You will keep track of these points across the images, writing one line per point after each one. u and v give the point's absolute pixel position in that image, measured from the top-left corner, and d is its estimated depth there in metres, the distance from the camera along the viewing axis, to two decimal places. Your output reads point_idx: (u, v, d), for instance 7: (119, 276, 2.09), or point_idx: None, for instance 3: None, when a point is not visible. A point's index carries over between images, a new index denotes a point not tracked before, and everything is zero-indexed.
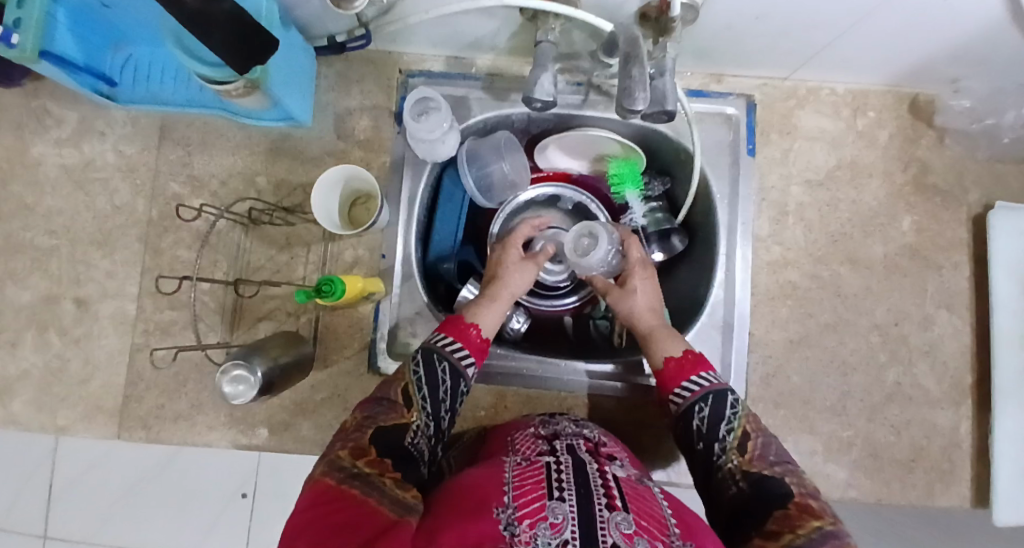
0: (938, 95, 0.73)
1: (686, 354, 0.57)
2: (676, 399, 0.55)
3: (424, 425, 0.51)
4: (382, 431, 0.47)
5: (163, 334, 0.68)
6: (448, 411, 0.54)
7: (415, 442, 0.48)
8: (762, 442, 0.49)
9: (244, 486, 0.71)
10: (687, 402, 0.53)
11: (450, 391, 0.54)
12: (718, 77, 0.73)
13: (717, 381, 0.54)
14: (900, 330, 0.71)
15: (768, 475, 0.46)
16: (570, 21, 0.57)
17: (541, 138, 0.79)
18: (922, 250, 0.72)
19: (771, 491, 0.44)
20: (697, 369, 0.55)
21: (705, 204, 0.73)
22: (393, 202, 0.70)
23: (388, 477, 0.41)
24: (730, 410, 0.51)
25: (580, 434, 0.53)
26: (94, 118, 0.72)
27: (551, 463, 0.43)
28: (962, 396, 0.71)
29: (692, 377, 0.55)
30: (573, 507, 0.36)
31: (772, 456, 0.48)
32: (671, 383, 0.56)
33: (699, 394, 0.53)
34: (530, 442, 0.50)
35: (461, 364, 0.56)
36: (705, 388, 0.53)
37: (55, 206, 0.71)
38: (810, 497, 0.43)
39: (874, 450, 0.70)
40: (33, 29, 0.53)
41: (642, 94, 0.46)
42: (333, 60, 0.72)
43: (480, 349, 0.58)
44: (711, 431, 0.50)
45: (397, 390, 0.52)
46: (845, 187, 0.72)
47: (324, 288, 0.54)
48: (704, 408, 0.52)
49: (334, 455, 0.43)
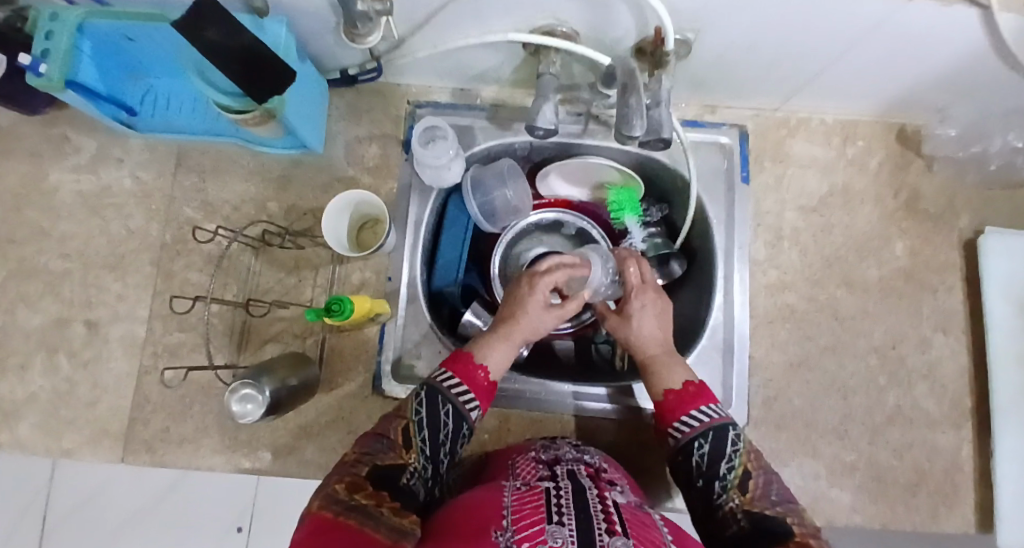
0: (924, 124, 0.76)
1: (686, 387, 0.56)
2: (675, 433, 0.54)
3: (421, 468, 0.51)
4: (379, 470, 0.47)
5: (171, 355, 0.69)
6: (447, 453, 0.54)
7: (411, 482, 0.49)
8: (763, 480, 0.50)
9: (239, 520, 0.70)
10: (686, 437, 0.53)
11: (451, 435, 0.54)
12: (712, 108, 0.76)
13: (721, 415, 0.54)
14: (898, 352, 0.72)
15: (769, 515, 0.47)
16: (570, 55, 0.61)
17: (543, 166, 0.82)
18: (915, 273, 0.74)
19: (770, 530, 0.45)
20: (696, 401, 0.55)
21: (703, 228, 0.75)
22: (400, 225, 0.72)
23: (385, 508, 0.42)
24: (731, 447, 0.51)
25: (581, 460, 0.54)
26: (112, 146, 0.74)
27: (551, 489, 0.43)
28: (963, 418, 0.71)
29: (694, 410, 0.54)
30: (573, 532, 0.36)
31: (774, 496, 0.49)
32: (670, 415, 0.55)
33: (699, 430, 0.53)
34: (531, 467, 0.51)
35: (465, 408, 0.55)
36: (706, 423, 0.53)
37: (70, 230, 0.73)
38: (811, 536, 0.44)
39: (877, 474, 0.70)
40: (60, 60, 0.55)
41: (640, 122, 0.48)
42: (345, 91, 0.75)
43: (485, 390, 0.57)
44: (711, 469, 0.51)
45: (398, 430, 0.52)
46: (838, 212, 0.75)
47: (333, 307, 0.56)
48: (704, 444, 0.52)
49: (331, 488, 0.43)
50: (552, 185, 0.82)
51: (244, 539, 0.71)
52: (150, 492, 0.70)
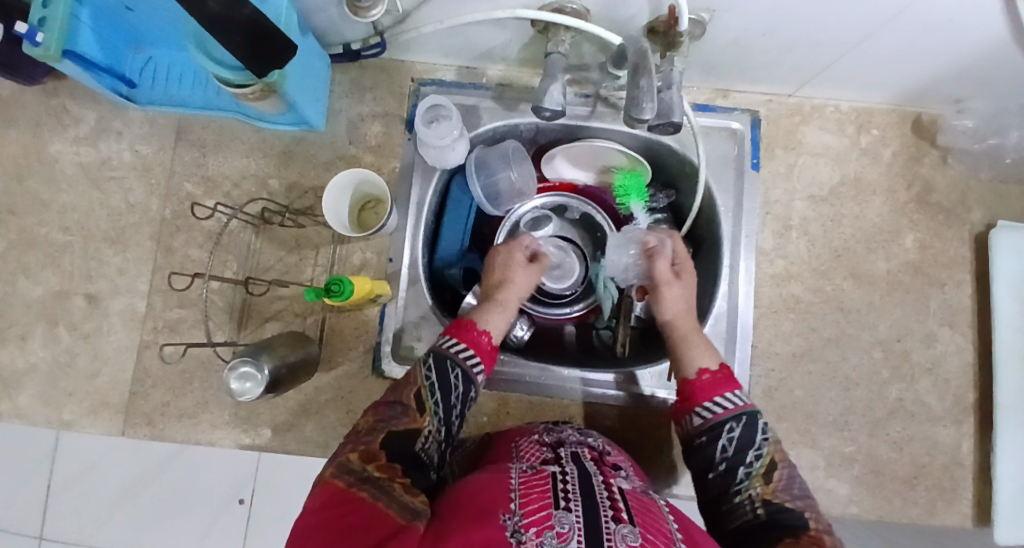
0: (941, 115, 0.74)
1: (720, 369, 0.57)
2: (700, 415, 0.54)
3: (435, 431, 0.53)
4: (393, 436, 0.48)
5: (172, 330, 0.69)
6: (458, 415, 0.55)
7: (426, 448, 0.51)
8: (786, 473, 0.51)
9: (241, 491, 0.71)
10: (715, 419, 0.53)
11: (461, 396, 0.55)
12: (724, 92, 0.74)
13: (746, 403, 0.54)
14: (902, 346, 0.72)
15: (788, 507, 0.47)
16: (580, 33, 0.59)
17: (549, 148, 0.80)
18: (924, 267, 0.73)
19: (784, 523, 0.45)
20: (724, 388, 0.55)
21: (710, 215, 0.74)
22: (402, 206, 0.71)
23: (398, 483, 0.42)
24: (760, 436, 0.52)
25: (585, 443, 0.53)
26: (112, 117, 0.73)
27: (557, 474, 0.43)
28: (963, 413, 0.71)
29: (725, 394, 0.55)
30: (579, 518, 0.36)
31: (795, 489, 0.49)
32: (699, 395, 0.55)
33: (733, 412, 0.53)
34: (535, 449, 0.51)
35: (472, 370, 0.57)
36: (738, 407, 0.54)
37: (70, 203, 0.72)
38: (825, 533, 0.44)
39: (875, 467, 0.69)
40: (57, 30, 0.55)
41: (651, 104, 0.46)
42: (348, 67, 0.74)
43: (490, 353, 0.60)
44: (737, 455, 0.51)
45: (410, 395, 0.53)
46: (849, 203, 0.73)
47: (333, 287, 0.54)
48: (735, 427, 0.52)
49: (344, 457, 0.45)
50: (570, 172, 0.82)
51: (245, 510, 0.72)
52: (152, 463, 0.71)
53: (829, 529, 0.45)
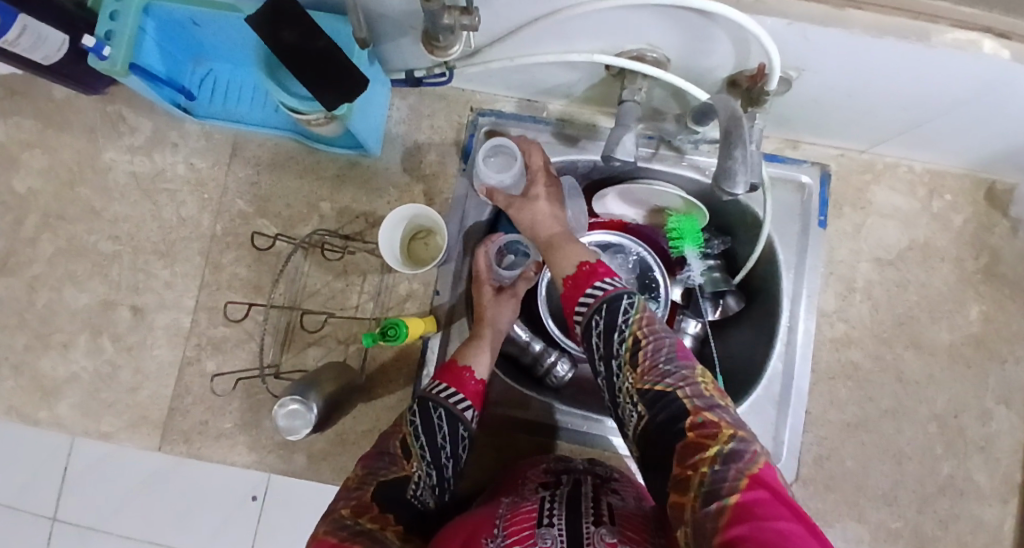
0: (1016, 184, 0.71)
1: (580, 269, 0.54)
2: (580, 314, 0.53)
3: (425, 474, 0.52)
4: (383, 486, 0.48)
5: (214, 350, 0.68)
6: (450, 456, 0.55)
7: (419, 494, 0.50)
8: (653, 347, 0.46)
9: (253, 488, 0.71)
10: (587, 314, 0.51)
11: (450, 438, 0.55)
12: (794, 143, 0.72)
13: (619, 286, 0.51)
14: (959, 422, 0.69)
15: (665, 391, 0.43)
16: (657, 81, 0.57)
17: (603, 184, 0.79)
18: (987, 341, 0.70)
19: (669, 414, 0.41)
20: (592, 279, 0.53)
21: (768, 269, 0.72)
22: (452, 237, 0.70)
23: (389, 531, 0.44)
24: (622, 317, 0.48)
25: (589, 470, 0.56)
26: (168, 129, 0.72)
27: (545, 497, 0.46)
28: (1014, 495, 0.68)
29: (589, 287, 0.52)
30: (561, 532, 0.40)
31: (662, 361, 0.45)
32: (575, 294, 0.54)
33: (596, 305, 0.51)
34: (540, 475, 0.53)
35: (459, 410, 0.56)
36: (601, 297, 0.51)
37: (121, 212, 0.72)
38: (706, 411, 0.40)
39: (921, 543, 0.67)
40: (125, 44, 0.54)
41: (743, 176, 0.43)
42: (408, 92, 0.72)
43: (476, 392, 0.59)
44: (609, 347, 0.48)
45: (396, 443, 0.53)
46: (915, 269, 0.70)
47: (388, 331, 0.53)
48: (599, 320, 0.50)
49: (338, 512, 0.45)
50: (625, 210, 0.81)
51: (258, 508, 0.72)
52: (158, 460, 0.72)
53: (710, 400, 0.41)
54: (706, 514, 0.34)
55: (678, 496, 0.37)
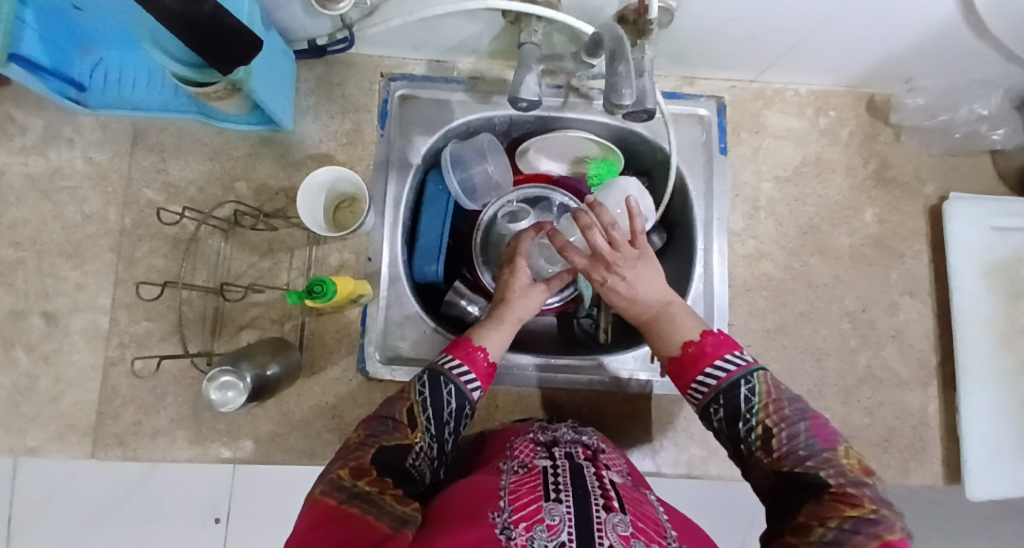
0: (892, 94, 0.78)
1: (686, 350, 0.53)
2: (693, 395, 0.52)
3: (427, 447, 0.51)
4: (384, 451, 0.47)
5: (140, 346, 0.66)
6: (452, 431, 0.53)
7: (416, 464, 0.49)
8: (787, 434, 0.47)
9: (217, 509, 0.68)
10: (703, 401, 0.51)
11: (455, 413, 0.53)
12: (690, 79, 0.76)
13: (744, 363, 0.51)
14: (868, 316, 0.75)
15: (801, 471, 0.44)
16: (551, 23, 0.59)
17: (522, 141, 0.81)
18: (884, 240, 0.77)
19: (802, 486, 0.44)
20: (703, 362, 0.52)
21: (682, 200, 0.77)
22: (378, 204, 0.70)
23: (388, 495, 0.42)
24: (745, 404, 0.48)
25: (578, 442, 0.54)
26: (61, 124, 0.69)
27: (548, 469, 0.46)
28: (929, 377, 0.75)
29: (706, 370, 0.51)
30: (570, 509, 0.40)
31: (802, 448, 0.46)
32: (693, 368, 0.52)
33: (711, 394, 0.50)
34: (529, 448, 0.52)
35: (467, 388, 0.54)
36: (716, 387, 0.50)
37: (19, 217, 0.68)
38: (849, 485, 0.42)
39: (850, 432, 0.73)
40: (1, 32, 0.51)
41: (629, 89, 0.46)
42: (314, 63, 0.72)
43: (486, 373, 0.57)
44: (731, 428, 0.49)
45: (402, 410, 0.51)
46: (812, 183, 0.76)
47: (315, 289, 0.53)
48: (718, 408, 0.50)
49: (335, 473, 0.43)
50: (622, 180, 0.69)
51: (222, 529, 0.69)
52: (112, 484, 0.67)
53: (857, 480, 0.43)
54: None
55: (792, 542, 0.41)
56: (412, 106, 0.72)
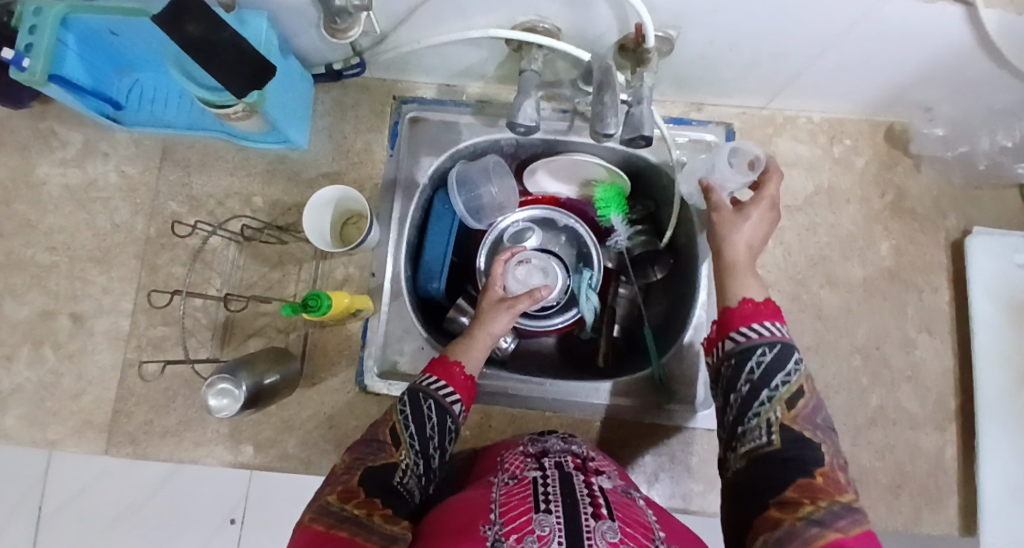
0: (911, 123, 0.76)
1: (766, 301, 0.49)
2: (734, 338, 0.47)
3: (412, 464, 0.51)
4: (370, 471, 0.48)
5: (155, 349, 0.70)
6: (437, 447, 0.53)
7: (404, 481, 0.49)
8: (813, 403, 0.45)
9: (232, 511, 0.70)
10: (747, 343, 0.46)
11: (438, 428, 0.53)
12: (698, 105, 0.76)
13: (785, 334, 0.47)
14: (881, 352, 0.72)
15: (808, 438, 0.42)
16: (552, 51, 0.61)
17: (530, 162, 0.82)
18: (900, 273, 0.74)
19: (804, 457, 0.41)
20: (772, 318, 0.47)
21: (687, 229, 0.76)
22: (384, 221, 0.72)
23: (377, 517, 0.43)
24: (793, 363, 0.45)
25: (568, 451, 0.53)
26: (99, 139, 0.74)
27: (538, 478, 0.45)
28: (946, 419, 0.71)
29: (766, 322, 0.47)
30: (560, 519, 0.38)
31: (818, 420, 0.44)
32: (739, 320, 0.48)
33: (767, 339, 0.46)
34: (520, 461, 0.51)
35: (447, 401, 0.55)
36: (775, 335, 0.46)
37: (57, 224, 0.73)
38: (838, 469, 0.41)
39: (859, 473, 0.70)
40: (43, 55, 0.55)
41: (614, 118, 0.48)
42: (331, 86, 0.75)
43: (468, 386, 0.57)
44: (764, 378, 0.44)
45: (385, 431, 0.52)
46: (823, 211, 0.75)
47: (310, 302, 0.55)
48: (766, 353, 0.45)
49: (323, 499, 0.44)
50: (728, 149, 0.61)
51: (237, 529, 0.71)
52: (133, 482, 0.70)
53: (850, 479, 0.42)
54: (811, 535, 0.37)
55: (776, 516, 0.39)
56: (421, 128, 0.75)
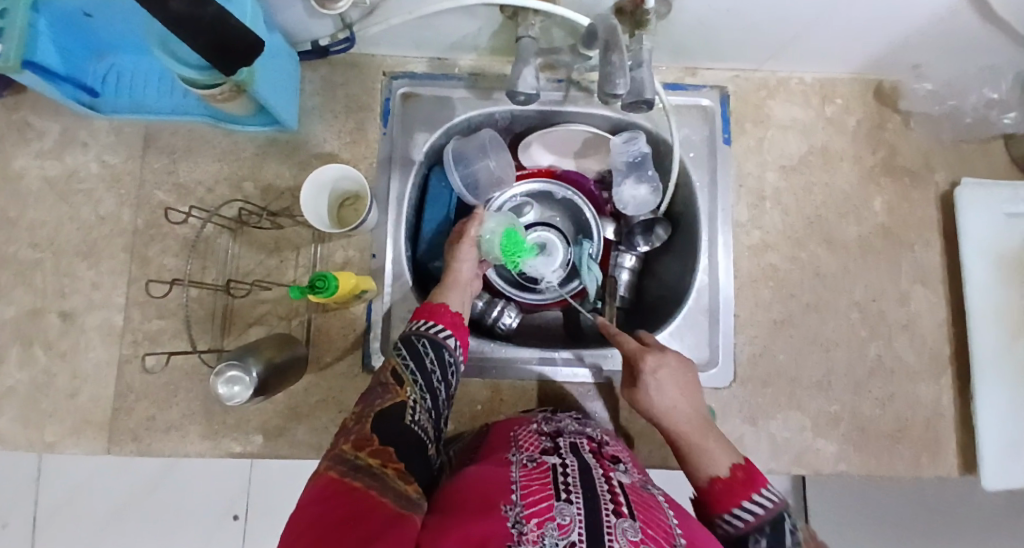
0: (901, 81, 0.77)
1: (734, 472, 0.51)
2: (727, 524, 0.50)
3: (420, 399, 0.52)
4: (380, 414, 0.48)
5: (152, 342, 0.68)
6: (439, 381, 0.55)
7: (416, 417, 0.50)
8: None
9: (234, 507, 0.73)
10: (741, 531, 0.49)
11: (436, 362, 0.56)
12: (693, 70, 0.76)
13: (776, 500, 0.49)
14: (878, 307, 0.74)
15: None
16: (548, 17, 0.60)
17: (525, 135, 0.81)
18: (894, 229, 0.75)
19: None
20: (750, 488, 0.50)
21: (686, 192, 0.76)
22: (382, 201, 0.71)
23: (391, 468, 0.41)
24: (793, 539, 0.47)
25: (583, 434, 0.54)
26: (77, 129, 0.71)
27: (557, 466, 0.43)
28: (942, 368, 0.73)
29: (748, 499, 0.49)
30: (581, 510, 0.36)
31: None
32: (720, 505, 0.51)
33: (756, 525, 0.48)
34: (533, 440, 0.50)
35: (439, 337, 0.58)
36: (762, 517, 0.48)
37: (38, 218, 0.70)
38: None
39: (861, 425, 0.72)
40: (16, 40, 0.51)
41: (623, 79, 0.48)
42: (318, 64, 0.73)
43: (456, 322, 0.61)
44: None
45: (387, 374, 0.53)
46: (818, 172, 0.75)
47: (317, 284, 0.55)
48: (762, 540, 0.48)
49: (338, 449, 0.43)
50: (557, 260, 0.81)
51: (240, 524, 0.74)
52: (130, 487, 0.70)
53: None
54: None
55: None
56: (414, 103, 0.73)
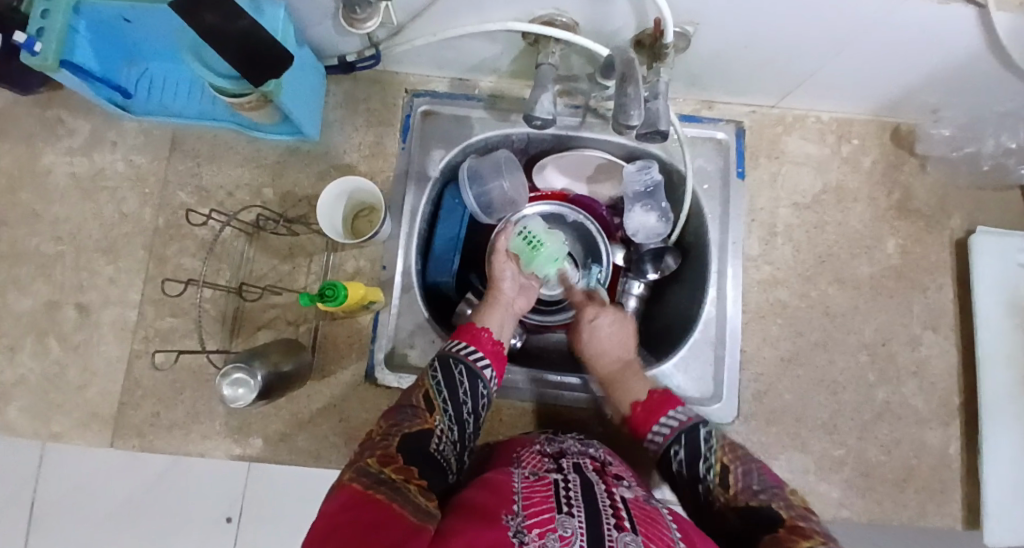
0: (918, 124, 0.77)
1: (652, 395, 0.60)
2: (653, 442, 0.57)
3: (446, 429, 0.53)
4: (408, 436, 0.48)
5: (163, 340, 0.69)
6: (469, 412, 0.56)
7: (441, 448, 0.50)
8: (743, 470, 0.49)
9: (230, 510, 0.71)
10: (663, 444, 0.55)
11: (469, 391, 0.56)
12: (709, 103, 0.77)
13: (686, 416, 0.56)
14: (888, 349, 0.73)
15: (755, 505, 0.46)
16: (569, 46, 0.61)
17: (541, 157, 0.82)
18: (907, 272, 0.75)
19: (759, 519, 0.46)
20: (664, 408, 0.58)
21: (697, 222, 0.77)
22: (396, 213, 0.72)
23: (413, 484, 0.41)
24: (705, 444, 0.52)
25: (586, 453, 0.53)
26: (107, 128, 0.74)
27: (559, 481, 0.43)
28: (951, 416, 0.72)
29: (664, 415, 0.57)
30: (582, 522, 0.36)
31: (755, 484, 0.48)
32: (642, 427, 0.58)
33: (673, 435, 0.55)
34: (536, 459, 0.50)
35: (477, 366, 0.58)
36: (677, 427, 0.55)
37: (63, 213, 0.72)
38: (802, 519, 0.44)
39: (865, 469, 0.70)
40: (56, 38, 0.53)
41: (637, 110, 0.49)
42: (343, 78, 0.75)
43: (493, 351, 0.62)
44: (692, 471, 0.52)
45: (419, 396, 0.54)
46: (832, 210, 0.75)
47: (326, 292, 0.56)
48: (680, 449, 0.53)
49: (363, 462, 0.43)
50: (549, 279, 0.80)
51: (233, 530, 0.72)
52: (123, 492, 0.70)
53: (804, 514, 0.45)
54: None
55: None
56: (433, 121, 0.75)
